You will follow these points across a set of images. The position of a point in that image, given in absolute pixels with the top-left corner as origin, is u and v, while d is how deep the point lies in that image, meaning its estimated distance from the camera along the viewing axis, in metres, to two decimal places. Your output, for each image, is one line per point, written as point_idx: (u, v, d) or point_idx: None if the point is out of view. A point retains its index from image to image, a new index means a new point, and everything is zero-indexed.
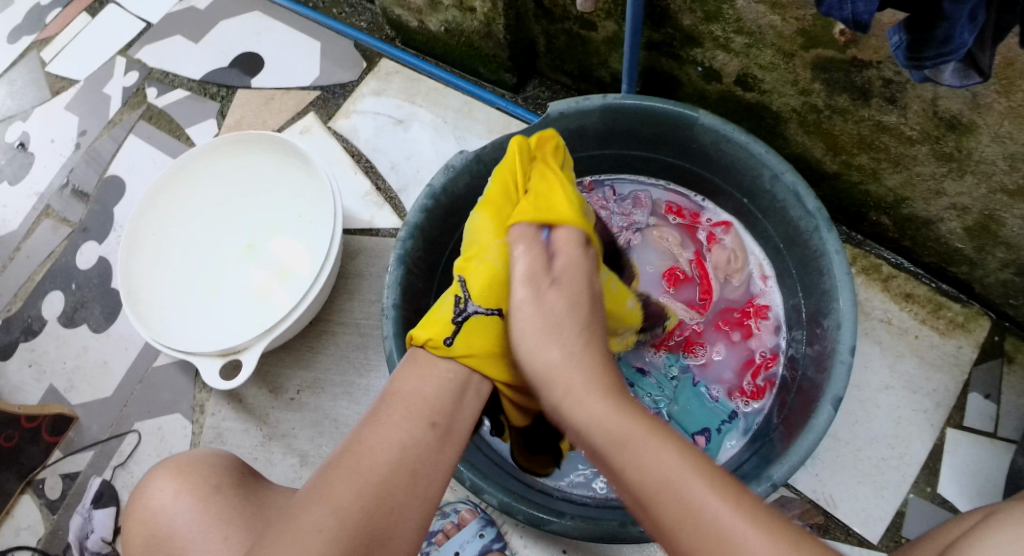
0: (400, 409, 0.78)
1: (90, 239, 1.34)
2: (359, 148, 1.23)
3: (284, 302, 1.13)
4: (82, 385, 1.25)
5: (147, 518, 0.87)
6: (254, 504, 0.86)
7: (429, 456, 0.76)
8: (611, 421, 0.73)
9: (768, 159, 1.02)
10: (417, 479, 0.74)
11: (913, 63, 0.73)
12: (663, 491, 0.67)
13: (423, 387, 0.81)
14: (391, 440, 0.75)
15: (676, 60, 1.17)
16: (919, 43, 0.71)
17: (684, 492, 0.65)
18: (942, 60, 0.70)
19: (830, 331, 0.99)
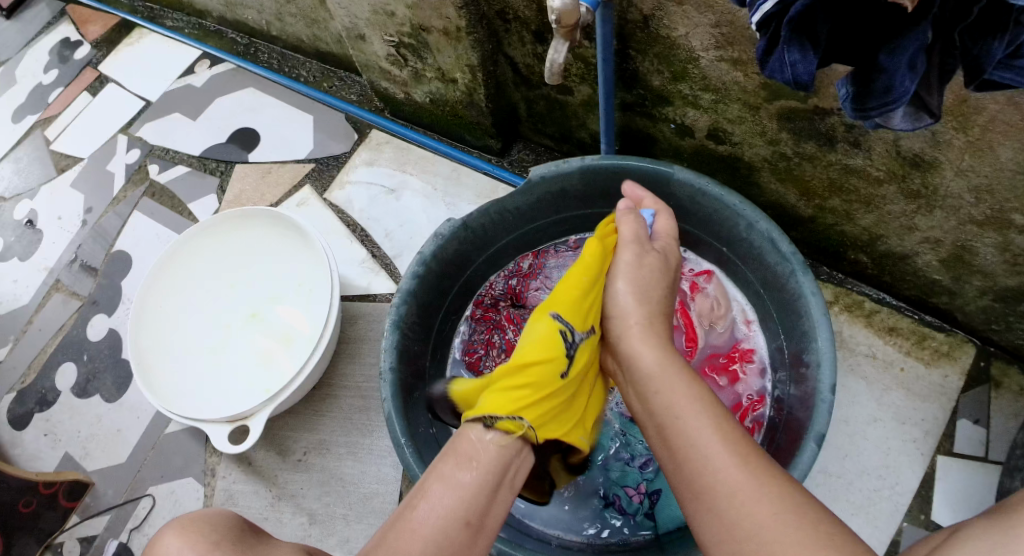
0: (438, 503, 0.73)
1: (100, 311, 1.39)
2: (354, 219, 1.29)
3: (288, 367, 1.18)
4: (97, 452, 1.30)
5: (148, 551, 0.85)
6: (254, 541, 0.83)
7: (464, 552, 0.72)
8: (703, 429, 0.72)
9: (742, 210, 1.08)
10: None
11: (859, 114, 0.77)
12: (717, 484, 0.68)
13: (461, 481, 0.75)
14: (427, 538, 0.71)
15: (650, 118, 1.24)
16: (863, 95, 0.75)
17: (722, 475, 0.68)
18: (887, 108, 0.73)
19: (811, 369, 1.03)
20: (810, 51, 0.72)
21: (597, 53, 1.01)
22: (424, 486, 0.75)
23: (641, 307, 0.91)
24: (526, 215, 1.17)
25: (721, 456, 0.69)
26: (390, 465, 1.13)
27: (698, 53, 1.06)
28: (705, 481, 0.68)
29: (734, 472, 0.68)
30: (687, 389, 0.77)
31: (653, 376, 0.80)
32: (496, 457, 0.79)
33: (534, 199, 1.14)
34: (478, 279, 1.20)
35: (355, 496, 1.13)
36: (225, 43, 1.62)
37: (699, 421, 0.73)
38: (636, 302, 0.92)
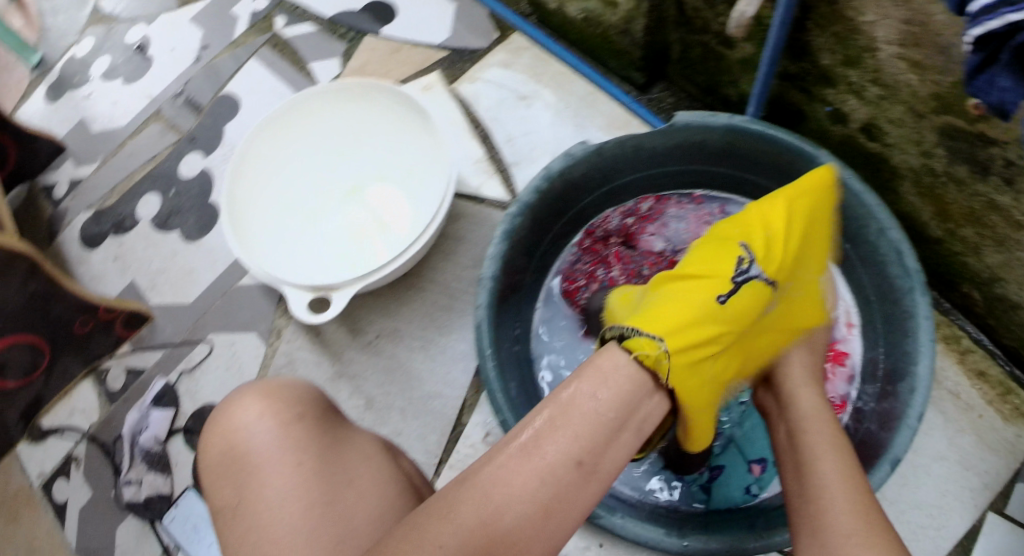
0: (547, 440, 0.71)
1: (197, 149, 1.36)
2: (478, 114, 1.25)
3: (380, 251, 1.16)
4: (164, 286, 1.29)
5: (225, 433, 0.85)
6: (334, 439, 0.85)
7: (568, 492, 0.69)
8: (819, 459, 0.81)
9: (878, 215, 1.07)
10: (555, 521, 0.68)
11: None
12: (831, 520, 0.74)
13: (575, 418, 0.73)
14: (531, 472, 0.69)
15: (806, 95, 1.19)
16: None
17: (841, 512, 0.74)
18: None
19: (903, 392, 1.05)
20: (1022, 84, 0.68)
21: (778, 15, 0.95)
22: (546, 413, 0.74)
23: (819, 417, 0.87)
24: (657, 159, 1.11)
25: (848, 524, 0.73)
26: (460, 371, 1.11)
27: (879, 44, 1.02)
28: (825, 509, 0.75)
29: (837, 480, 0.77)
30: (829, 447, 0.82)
31: (809, 415, 0.87)
32: (621, 393, 0.76)
33: (671, 144, 1.09)
34: (592, 210, 1.15)
35: (418, 393, 1.12)
36: None
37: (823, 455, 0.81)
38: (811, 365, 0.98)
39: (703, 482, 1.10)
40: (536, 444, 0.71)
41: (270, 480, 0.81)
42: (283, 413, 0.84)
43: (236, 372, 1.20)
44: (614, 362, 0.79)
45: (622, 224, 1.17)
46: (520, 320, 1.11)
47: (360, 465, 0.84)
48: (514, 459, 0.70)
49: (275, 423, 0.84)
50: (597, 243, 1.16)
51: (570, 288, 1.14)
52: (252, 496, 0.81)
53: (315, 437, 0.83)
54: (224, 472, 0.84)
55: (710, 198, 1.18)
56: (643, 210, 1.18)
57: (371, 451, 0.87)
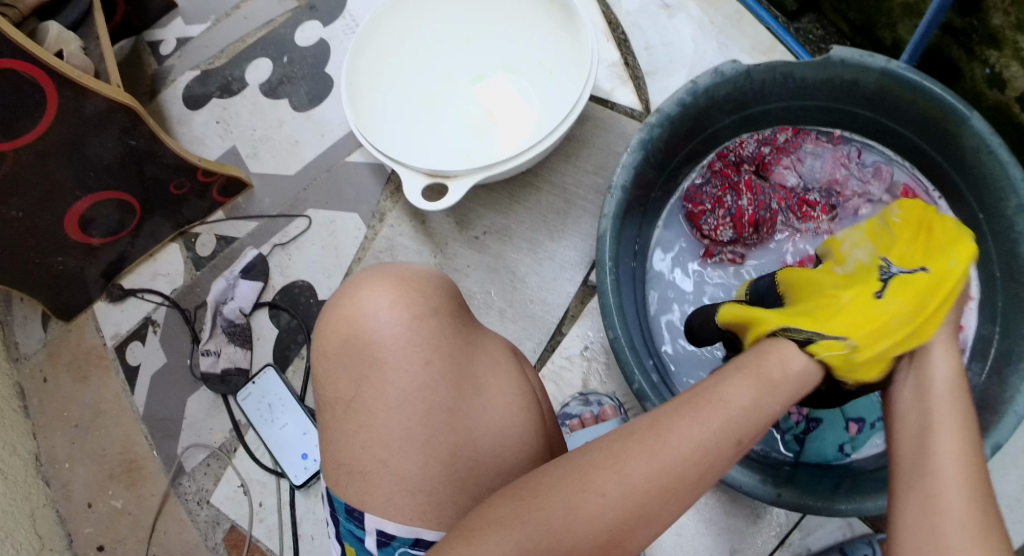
0: (664, 438, 0.63)
1: (315, 19, 1.32)
2: (617, 18, 1.19)
3: (500, 144, 1.13)
4: (267, 156, 1.26)
5: (348, 322, 0.74)
6: (465, 341, 0.75)
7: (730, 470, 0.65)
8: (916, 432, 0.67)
9: (1022, 188, 0.99)
10: (650, 523, 0.62)
11: None
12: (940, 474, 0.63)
13: (703, 419, 0.64)
14: (700, 444, 0.63)
15: (967, 52, 1.11)
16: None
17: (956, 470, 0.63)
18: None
19: (1015, 379, 1.01)
20: None
21: None
22: (680, 401, 0.66)
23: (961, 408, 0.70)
24: (805, 91, 1.09)
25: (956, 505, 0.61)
26: (566, 280, 1.08)
27: None
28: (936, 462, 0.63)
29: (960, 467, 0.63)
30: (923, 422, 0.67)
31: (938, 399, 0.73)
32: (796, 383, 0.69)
33: (822, 77, 1.07)
34: (728, 133, 1.12)
35: (520, 296, 1.09)
36: None
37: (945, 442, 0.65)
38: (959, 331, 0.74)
39: (798, 434, 1.07)
40: (650, 440, 0.64)
41: (393, 378, 0.72)
42: (411, 309, 0.74)
43: (332, 251, 1.18)
44: (784, 367, 0.69)
45: (758, 151, 1.10)
46: (639, 236, 1.08)
47: (491, 371, 0.75)
48: (624, 452, 0.63)
49: (407, 316, 0.73)
50: (729, 167, 1.10)
51: (693, 210, 1.08)
52: (373, 391, 0.72)
53: (446, 338, 0.74)
54: (344, 363, 0.74)
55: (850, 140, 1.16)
56: (780, 141, 1.11)
57: (500, 356, 0.78)
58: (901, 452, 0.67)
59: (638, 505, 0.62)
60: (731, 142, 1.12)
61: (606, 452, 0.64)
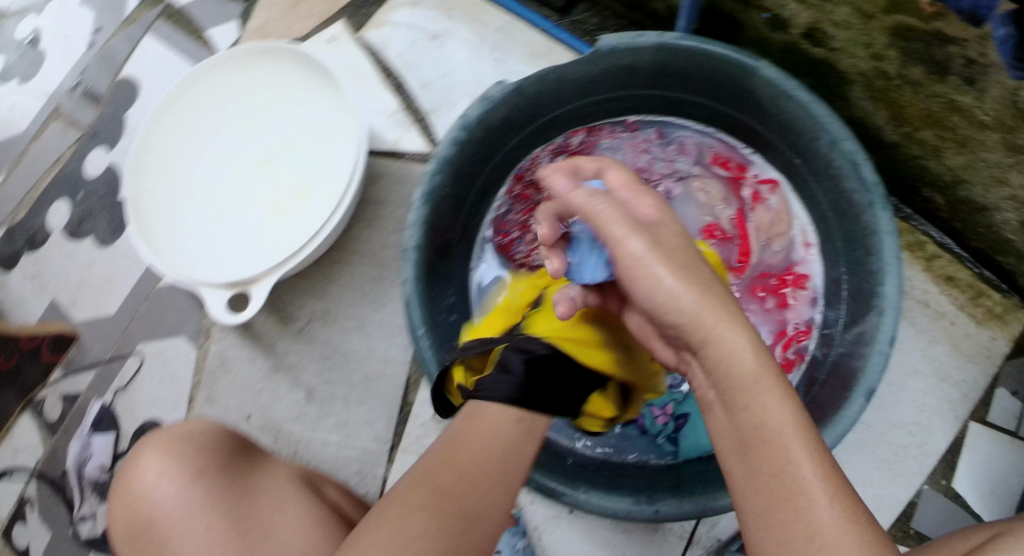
0: (458, 452, 0.72)
1: (100, 145, 1.28)
2: (389, 63, 1.15)
3: (299, 226, 1.09)
4: (85, 300, 1.24)
5: (128, 504, 0.81)
6: (244, 486, 0.81)
7: (520, 449, 0.74)
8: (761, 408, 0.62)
9: (828, 123, 0.97)
10: (475, 522, 0.70)
11: None
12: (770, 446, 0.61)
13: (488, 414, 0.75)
14: (486, 435, 0.73)
15: (742, 3, 1.07)
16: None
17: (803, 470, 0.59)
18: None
19: (868, 316, 0.99)
20: None
21: None
22: (462, 419, 0.76)
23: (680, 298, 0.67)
24: (585, 88, 1.04)
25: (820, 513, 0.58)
26: (398, 347, 1.09)
27: None
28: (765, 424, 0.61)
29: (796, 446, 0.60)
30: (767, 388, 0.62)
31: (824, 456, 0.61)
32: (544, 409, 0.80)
33: (597, 70, 1.02)
34: (520, 151, 1.07)
35: (358, 376, 1.09)
36: None
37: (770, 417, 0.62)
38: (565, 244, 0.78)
39: (670, 434, 1.03)
40: (446, 457, 0.73)
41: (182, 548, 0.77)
42: (185, 472, 0.79)
43: (169, 379, 1.17)
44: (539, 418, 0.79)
45: (552, 164, 1.10)
46: (452, 285, 1.03)
47: (273, 510, 0.80)
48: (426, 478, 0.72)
49: (178, 485, 0.79)
50: (528, 188, 1.08)
51: (502, 242, 1.08)
52: None
53: (221, 497, 0.79)
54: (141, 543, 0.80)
55: (647, 122, 1.13)
56: (573, 145, 1.11)
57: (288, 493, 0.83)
58: (723, 439, 0.65)
59: (463, 513, 0.70)
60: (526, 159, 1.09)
61: (412, 483, 0.72)
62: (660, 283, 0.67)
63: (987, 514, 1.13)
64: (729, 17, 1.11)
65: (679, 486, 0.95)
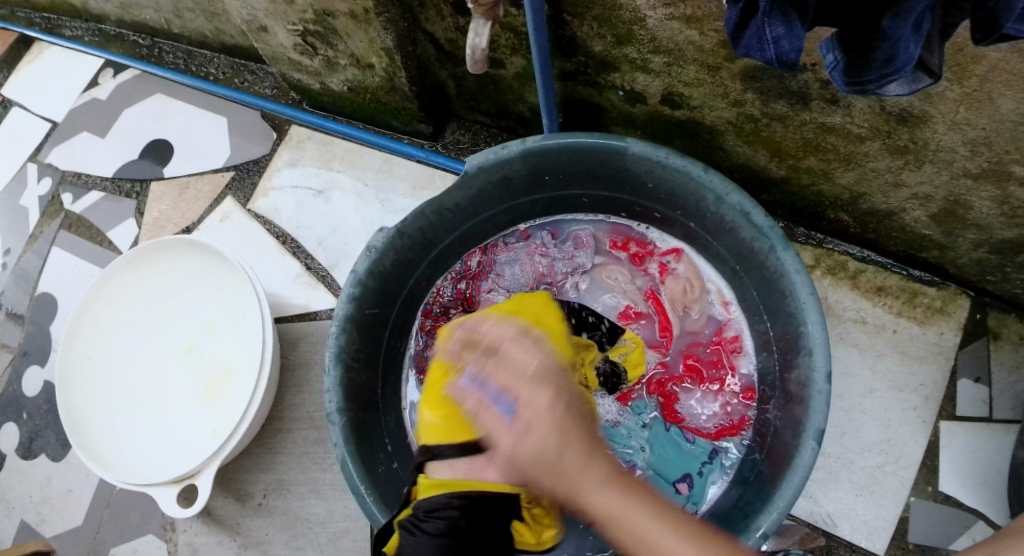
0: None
1: (32, 363, 1.30)
2: (283, 229, 1.22)
3: (232, 405, 1.11)
4: (53, 515, 1.22)
5: None
6: None
7: None
8: (563, 459, 0.69)
9: (709, 181, 0.98)
10: None
11: (855, 86, 0.71)
12: (557, 461, 0.69)
13: None
14: None
15: (595, 87, 1.12)
16: (860, 66, 0.69)
17: (600, 491, 0.68)
18: (886, 79, 0.68)
19: (801, 357, 0.96)
20: (796, 25, 0.64)
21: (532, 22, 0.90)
22: None
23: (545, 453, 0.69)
24: (468, 211, 1.07)
25: (649, 522, 0.68)
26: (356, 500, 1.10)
27: (643, 14, 0.94)
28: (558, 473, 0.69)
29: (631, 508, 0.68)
30: (556, 447, 0.69)
31: (568, 471, 0.69)
32: None
33: (473, 193, 1.04)
34: (423, 285, 1.11)
35: (325, 537, 1.10)
36: (127, 47, 1.46)
37: (560, 450, 0.69)
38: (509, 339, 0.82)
39: None
40: None
41: None
42: None
43: None
44: None
45: (457, 290, 1.14)
46: (388, 434, 1.05)
47: None
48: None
49: None
50: (439, 319, 1.13)
51: (427, 378, 1.11)
52: None
53: None
54: None
55: (537, 227, 1.17)
56: (473, 267, 1.15)
57: None
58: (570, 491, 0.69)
59: None
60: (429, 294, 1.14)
61: None
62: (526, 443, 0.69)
63: (983, 507, 1.11)
64: (588, 101, 1.17)
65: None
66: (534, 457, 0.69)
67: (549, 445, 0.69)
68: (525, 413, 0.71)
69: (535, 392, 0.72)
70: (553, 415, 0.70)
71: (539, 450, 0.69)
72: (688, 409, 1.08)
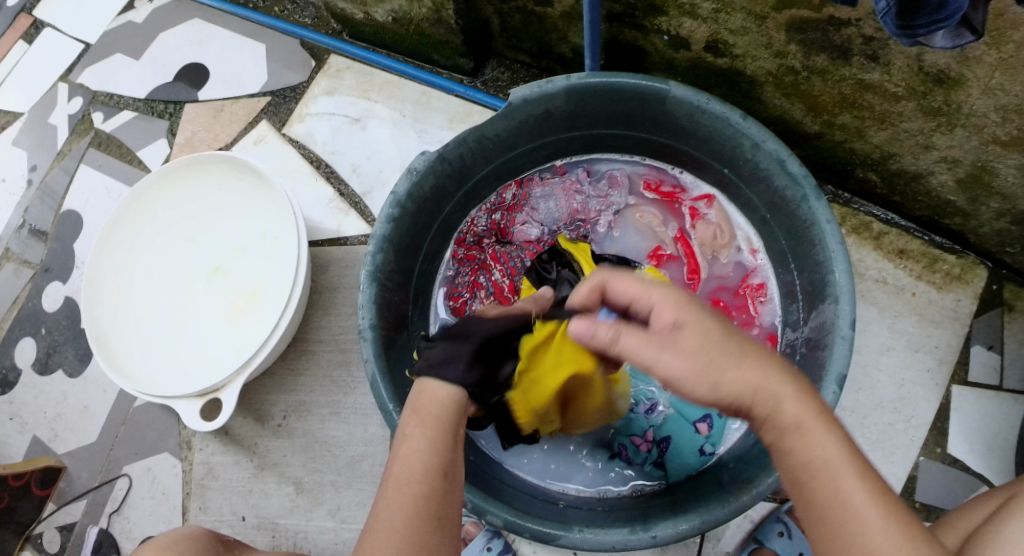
0: (414, 481, 0.72)
1: (54, 279, 1.29)
2: (317, 154, 1.24)
3: (259, 324, 1.12)
4: (66, 432, 1.22)
5: None
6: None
7: (449, 500, 0.72)
8: (720, 346, 0.68)
9: (746, 128, 1.00)
10: (439, 525, 0.70)
11: (904, 31, 0.77)
12: (780, 416, 0.67)
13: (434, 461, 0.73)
14: (423, 478, 0.72)
15: (640, 31, 1.14)
16: (912, 10, 0.76)
17: (800, 412, 0.67)
18: (935, 26, 0.75)
19: (826, 305, 0.98)
20: None
21: None
22: (415, 471, 0.73)
23: (682, 307, 0.70)
24: (507, 142, 1.08)
25: (836, 447, 0.66)
26: (377, 425, 1.12)
27: None
28: (719, 367, 0.67)
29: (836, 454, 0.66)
30: (709, 331, 0.69)
31: (685, 318, 0.70)
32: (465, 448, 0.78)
33: (515, 124, 1.05)
34: (457, 216, 1.12)
35: (343, 460, 1.11)
36: None
37: (724, 349, 0.68)
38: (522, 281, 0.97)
39: (655, 459, 1.04)
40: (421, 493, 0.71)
41: None
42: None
43: (159, 496, 1.16)
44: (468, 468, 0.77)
45: (491, 221, 1.15)
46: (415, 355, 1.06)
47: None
48: (387, 525, 0.70)
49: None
50: (472, 249, 1.15)
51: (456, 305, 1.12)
52: None
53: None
54: None
55: (573, 164, 1.19)
56: (508, 200, 1.16)
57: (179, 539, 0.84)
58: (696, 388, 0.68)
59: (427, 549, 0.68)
60: (463, 223, 1.15)
61: (381, 528, 0.70)
62: (625, 286, 0.75)
63: (988, 473, 1.13)
64: (631, 46, 1.19)
65: (676, 508, 0.92)
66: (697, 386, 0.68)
67: (674, 304, 0.71)
68: (631, 293, 0.74)
69: (672, 296, 0.72)
70: (684, 298, 0.72)
71: (697, 341, 0.68)
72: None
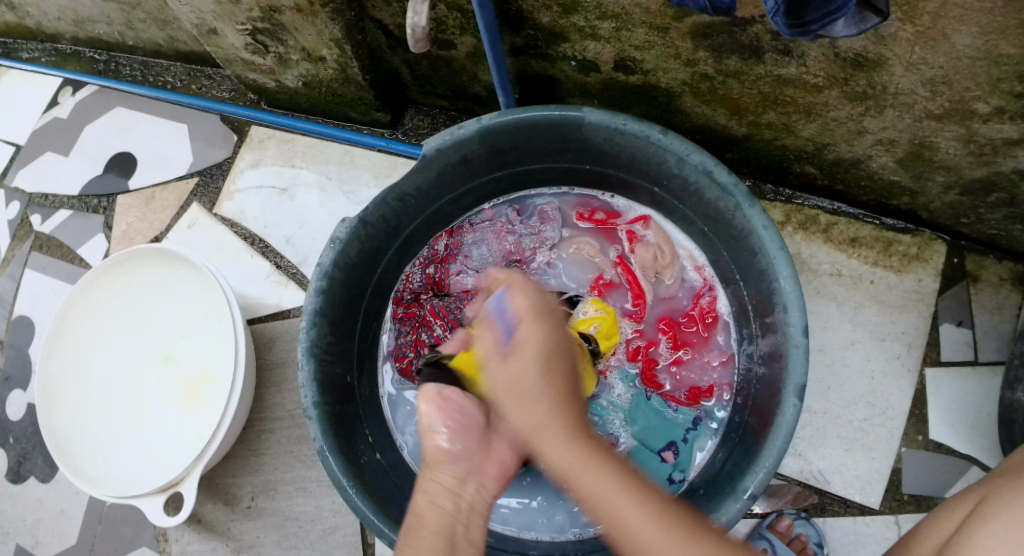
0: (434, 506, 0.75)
1: (15, 387, 1.28)
2: (250, 229, 1.24)
3: (212, 410, 1.10)
4: (47, 538, 1.19)
5: None
6: None
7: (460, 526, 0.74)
8: (539, 404, 0.74)
9: (668, 143, 0.95)
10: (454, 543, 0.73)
11: (796, 29, 0.68)
12: (523, 390, 0.75)
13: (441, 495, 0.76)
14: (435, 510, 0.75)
15: (547, 59, 1.12)
16: (800, 6, 0.66)
17: (555, 433, 0.73)
18: (829, 19, 0.65)
19: (777, 314, 0.94)
20: None
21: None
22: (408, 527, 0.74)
23: (531, 366, 0.76)
24: (430, 194, 1.06)
25: (611, 483, 0.70)
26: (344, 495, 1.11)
27: None
28: (523, 395, 0.75)
29: (599, 474, 0.70)
30: (536, 374, 0.76)
31: (511, 399, 0.76)
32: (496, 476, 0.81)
33: (434, 175, 1.02)
34: (391, 275, 1.11)
35: (316, 534, 1.10)
36: (83, 64, 1.45)
37: (539, 400, 0.74)
38: (532, 303, 0.81)
39: None
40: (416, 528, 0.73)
41: None
42: None
43: None
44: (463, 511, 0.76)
45: (426, 275, 1.15)
46: (366, 424, 1.05)
47: None
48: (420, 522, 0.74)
49: None
50: (411, 306, 1.14)
51: (402, 366, 1.11)
52: None
53: None
54: None
55: (502, 204, 1.18)
56: (441, 251, 1.16)
57: None
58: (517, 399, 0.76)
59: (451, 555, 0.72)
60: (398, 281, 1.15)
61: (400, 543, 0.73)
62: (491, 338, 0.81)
63: (975, 452, 1.10)
64: (542, 75, 1.17)
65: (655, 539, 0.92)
66: (524, 420, 0.75)
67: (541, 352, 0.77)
68: (525, 342, 0.78)
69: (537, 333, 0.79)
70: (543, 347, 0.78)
71: (521, 376, 0.76)
72: (665, 373, 1.09)
